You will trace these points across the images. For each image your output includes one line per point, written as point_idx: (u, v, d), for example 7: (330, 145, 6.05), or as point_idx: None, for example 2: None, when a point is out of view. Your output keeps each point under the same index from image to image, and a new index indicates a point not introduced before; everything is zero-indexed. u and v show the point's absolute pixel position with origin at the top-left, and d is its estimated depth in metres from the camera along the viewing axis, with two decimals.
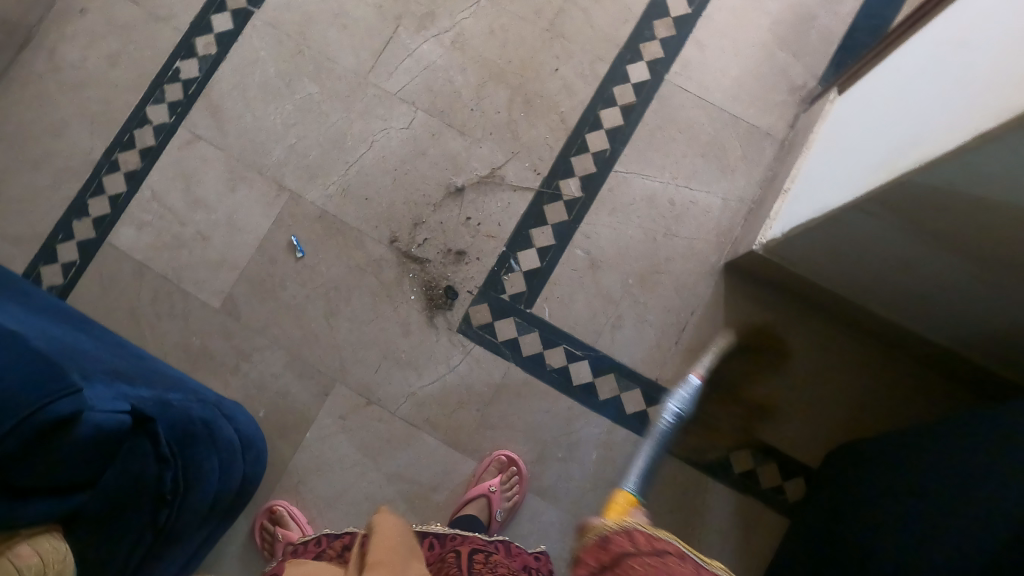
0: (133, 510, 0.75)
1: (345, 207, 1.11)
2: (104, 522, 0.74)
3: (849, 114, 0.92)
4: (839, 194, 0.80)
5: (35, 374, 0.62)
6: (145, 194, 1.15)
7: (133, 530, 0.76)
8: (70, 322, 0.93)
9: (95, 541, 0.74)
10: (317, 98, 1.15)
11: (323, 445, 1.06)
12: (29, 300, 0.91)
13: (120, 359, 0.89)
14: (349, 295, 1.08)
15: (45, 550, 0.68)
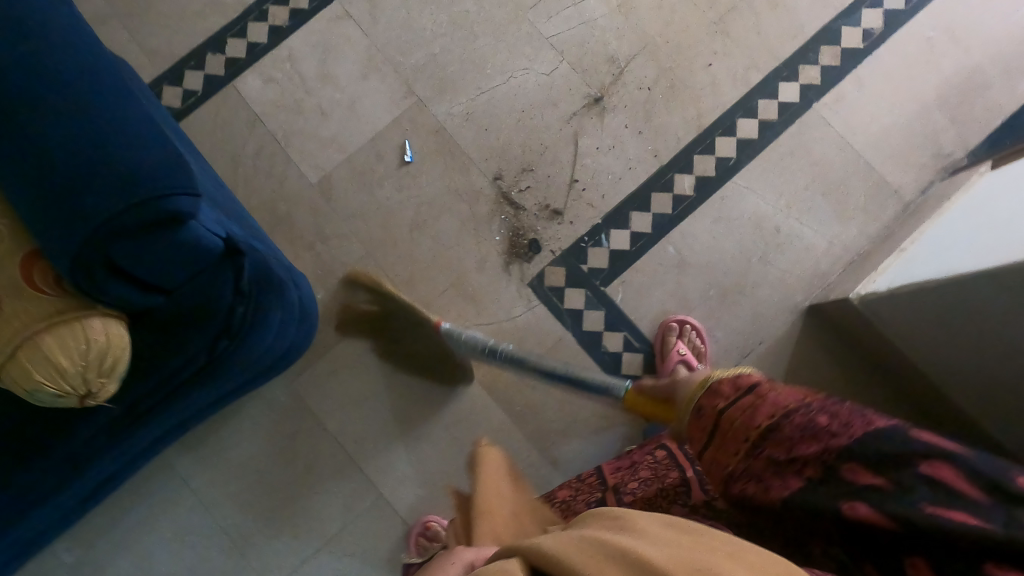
0: (198, 332, 0.75)
1: (463, 129, 1.10)
2: (169, 333, 0.73)
3: (1000, 188, 0.88)
4: (976, 261, 0.78)
5: (160, 158, 0.60)
6: (282, 53, 1.12)
7: (191, 352, 0.75)
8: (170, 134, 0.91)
9: (155, 348, 0.73)
10: (473, 12, 1.11)
11: (367, 344, 1.08)
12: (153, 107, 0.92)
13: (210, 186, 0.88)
14: (439, 214, 1.09)
15: (114, 333, 0.66)
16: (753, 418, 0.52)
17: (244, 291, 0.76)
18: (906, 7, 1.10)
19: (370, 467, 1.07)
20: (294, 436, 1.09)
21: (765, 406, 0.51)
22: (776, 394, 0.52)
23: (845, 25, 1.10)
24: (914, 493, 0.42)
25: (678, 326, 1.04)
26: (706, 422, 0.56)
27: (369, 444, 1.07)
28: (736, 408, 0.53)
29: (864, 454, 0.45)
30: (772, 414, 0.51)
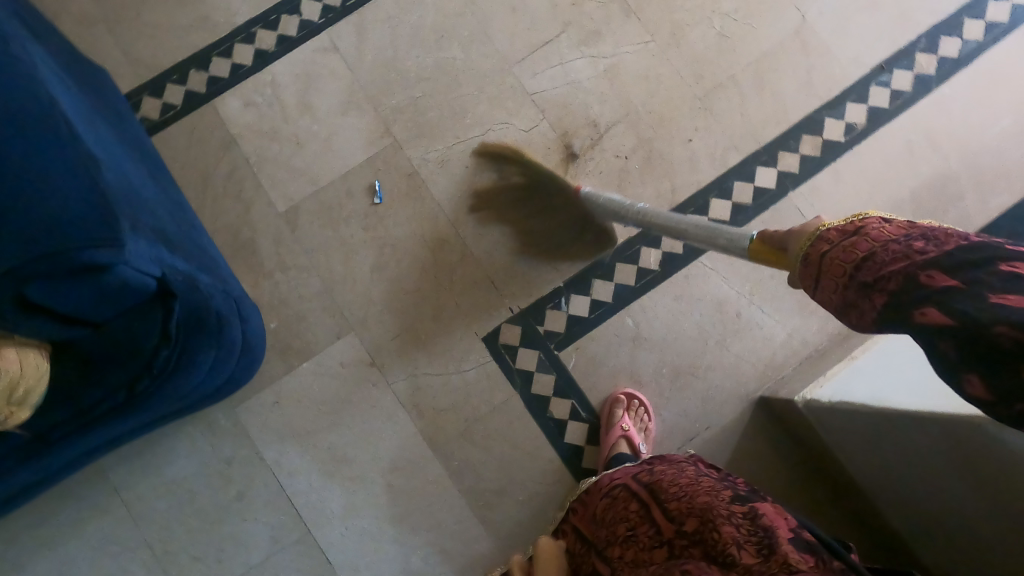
0: (118, 368, 0.76)
1: (436, 177, 1.09)
2: (91, 367, 0.75)
3: None
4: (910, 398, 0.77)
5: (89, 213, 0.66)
6: (264, 78, 1.12)
7: (110, 387, 0.76)
8: (147, 166, 0.97)
9: (75, 380, 0.75)
10: (458, 60, 1.11)
11: (314, 380, 1.07)
12: (123, 133, 0.97)
13: (175, 220, 0.92)
14: (401, 258, 1.08)
15: (27, 365, 0.69)
16: (845, 253, 0.53)
17: (173, 335, 0.77)
18: (889, 107, 1.09)
19: (302, 505, 1.06)
20: (230, 464, 1.08)
21: (871, 257, 0.50)
22: (874, 225, 0.53)
23: (830, 116, 1.09)
24: (984, 284, 0.42)
25: (626, 400, 1.03)
26: (812, 266, 0.57)
27: (304, 481, 1.06)
28: (845, 245, 0.53)
29: (965, 303, 0.42)
30: (864, 246, 0.51)
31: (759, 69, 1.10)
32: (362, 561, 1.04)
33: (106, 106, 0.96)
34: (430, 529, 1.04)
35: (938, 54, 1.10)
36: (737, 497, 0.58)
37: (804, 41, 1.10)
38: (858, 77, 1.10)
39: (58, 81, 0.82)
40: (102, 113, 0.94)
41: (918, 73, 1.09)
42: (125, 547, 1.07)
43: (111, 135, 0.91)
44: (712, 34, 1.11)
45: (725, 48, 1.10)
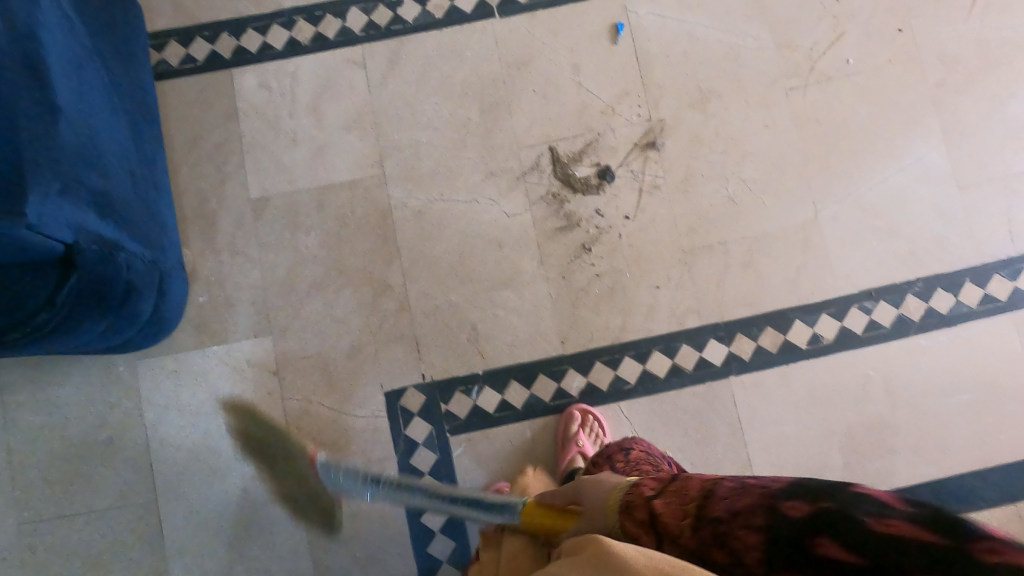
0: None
1: (406, 225, 1.09)
2: None
3: None
4: None
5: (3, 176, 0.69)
6: (287, 67, 1.12)
7: None
8: (135, 116, 0.97)
9: None
10: (473, 124, 1.10)
11: (218, 365, 1.08)
12: (125, 70, 0.97)
13: (135, 178, 0.93)
14: (342, 286, 1.08)
15: None
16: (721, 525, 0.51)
17: (55, 302, 0.79)
18: (861, 333, 1.06)
19: (159, 474, 1.07)
20: (110, 410, 1.08)
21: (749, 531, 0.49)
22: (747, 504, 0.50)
23: (802, 318, 1.06)
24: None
25: (580, 417, 1.03)
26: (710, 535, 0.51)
27: (170, 454, 1.07)
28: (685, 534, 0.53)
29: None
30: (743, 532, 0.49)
31: (752, 248, 1.07)
32: (189, 548, 1.05)
33: (120, 46, 0.97)
34: (265, 546, 1.05)
35: (928, 303, 1.06)
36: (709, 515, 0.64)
37: (806, 237, 1.07)
38: (845, 293, 1.06)
39: (63, 20, 0.82)
40: (109, 50, 0.94)
41: (901, 313, 1.06)
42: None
43: (108, 79, 0.91)
44: (720, 197, 1.08)
45: (726, 215, 1.08)
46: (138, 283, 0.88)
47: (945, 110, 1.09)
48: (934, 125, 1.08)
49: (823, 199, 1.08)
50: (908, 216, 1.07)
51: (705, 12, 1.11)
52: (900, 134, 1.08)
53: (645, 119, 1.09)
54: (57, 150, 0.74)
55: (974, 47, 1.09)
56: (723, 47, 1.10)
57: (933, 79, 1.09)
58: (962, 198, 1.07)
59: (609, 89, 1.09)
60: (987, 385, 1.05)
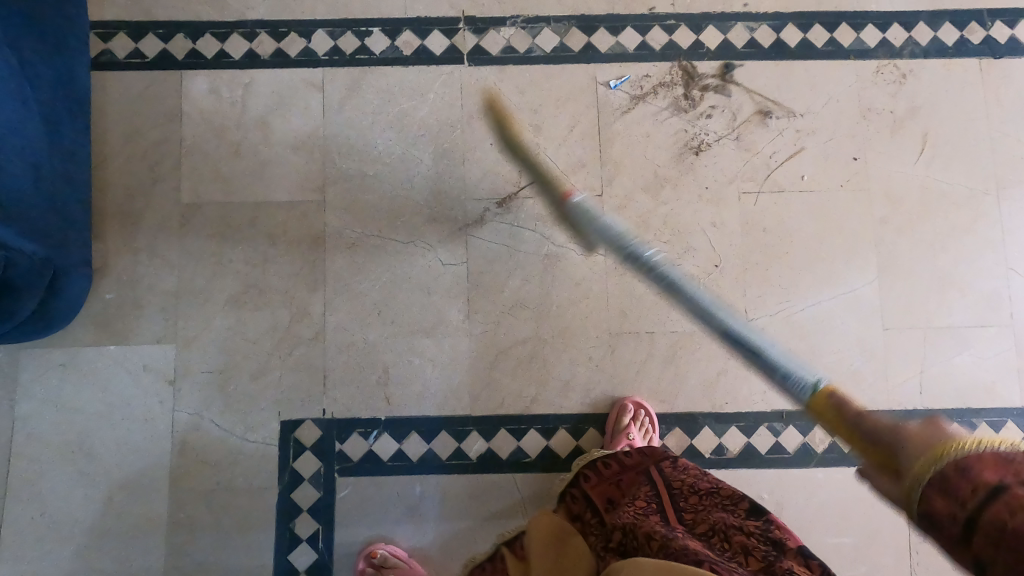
0: None
1: (336, 255, 1.06)
2: None
3: None
4: None
5: None
6: (243, 76, 1.10)
7: None
8: (58, 116, 0.97)
9: None
10: (422, 167, 1.08)
11: (114, 362, 1.04)
12: (52, 63, 0.97)
13: (41, 175, 0.92)
14: (257, 306, 1.05)
15: None
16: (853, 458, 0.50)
17: None
18: (766, 453, 1.06)
19: (16, 468, 1.01)
20: None
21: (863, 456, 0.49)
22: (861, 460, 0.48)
23: (712, 426, 1.06)
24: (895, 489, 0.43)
25: (632, 410, 1.03)
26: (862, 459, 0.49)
27: (36, 449, 1.02)
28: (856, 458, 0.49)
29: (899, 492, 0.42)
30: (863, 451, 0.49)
31: (675, 344, 1.06)
32: (41, 549, 1.00)
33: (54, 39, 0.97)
34: (120, 561, 1.00)
35: (833, 438, 1.07)
36: (751, 513, 0.73)
37: (734, 344, 1.07)
38: (757, 410, 1.07)
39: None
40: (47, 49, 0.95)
41: (806, 442, 1.07)
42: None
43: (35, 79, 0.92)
44: (655, 287, 1.07)
45: (658, 308, 1.07)
46: (21, 279, 0.86)
47: (883, 246, 1.11)
48: (871, 259, 1.11)
49: (756, 309, 1.08)
50: (832, 342, 1.08)
51: (669, 103, 1.09)
52: (839, 259, 1.10)
53: (595, 192, 1.08)
54: None
55: (919, 189, 1.13)
56: (682, 138, 1.09)
57: (878, 215, 1.12)
58: (882, 334, 1.09)
59: (565, 156, 1.08)
60: (880, 524, 1.04)
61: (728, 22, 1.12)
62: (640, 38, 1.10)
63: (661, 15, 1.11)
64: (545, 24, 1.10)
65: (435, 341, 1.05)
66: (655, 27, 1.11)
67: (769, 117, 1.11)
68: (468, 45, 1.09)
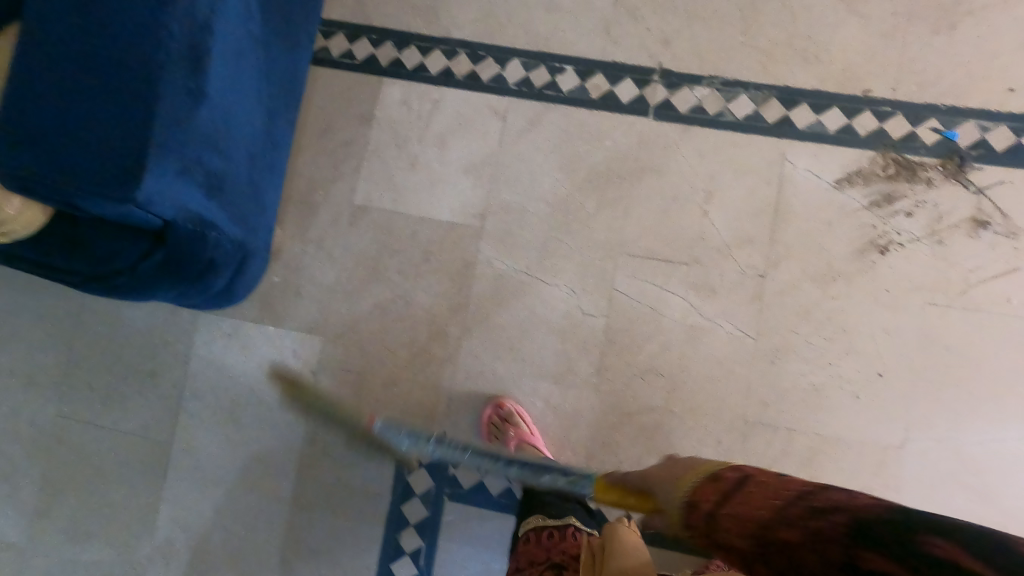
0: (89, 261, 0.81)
1: (484, 284, 1.08)
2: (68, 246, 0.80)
3: None
4: None
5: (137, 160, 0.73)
6: (434, 94, 1.13)
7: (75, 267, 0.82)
8: (275, 99, 1.01)
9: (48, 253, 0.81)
10: (584, 213, 1.07)
11: (268, 343, 1.12)
12: (286, 53, 1.01)
13: (247, 149, 0.95)
14: (402, 318, 1.10)
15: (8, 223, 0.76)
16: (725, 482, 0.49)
17: (139, 268, 0.82)
18: None
19: (174, 420, 1.12)
20: (164, 345, 1.14)
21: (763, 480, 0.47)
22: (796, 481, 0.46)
23: None
24: None
25: None
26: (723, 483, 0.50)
27: (197, 404, 1.12)
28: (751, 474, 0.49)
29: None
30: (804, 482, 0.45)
31: (817, 445, 0.99)
32: (182, 497, 1.10)
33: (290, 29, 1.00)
34: (245, 526, 1.09)
35: None
36: None
37: (882, 460, 0.98)
38: None
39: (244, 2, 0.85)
40: (281, 35, 0.98)
41: None
42: (48, 346, 1.16)
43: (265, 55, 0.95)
44: (804, 381, 1.00)
45: (806, 404, 1.00)
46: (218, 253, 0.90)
47: None
48: None
49: (916, 427, 0.98)
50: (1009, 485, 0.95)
51: (864, 194, 1.03)
52: None
53: (757, 272, 1.04)
54: (189, 135, 0.78)
55: None
56: (869, 234, 1.02)
57: None
58: None
59: (733, 229, 1.05)
60: None
61: (958, 117, 1.02)
62: (845, 120, 1.05)
63: (877, 99, 1.05)
64: (742, 90, 1.07)
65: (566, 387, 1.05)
66: (866, 110, 1.04)
67: (984, 228, 1.00)
68: (658, 97, 1.08)
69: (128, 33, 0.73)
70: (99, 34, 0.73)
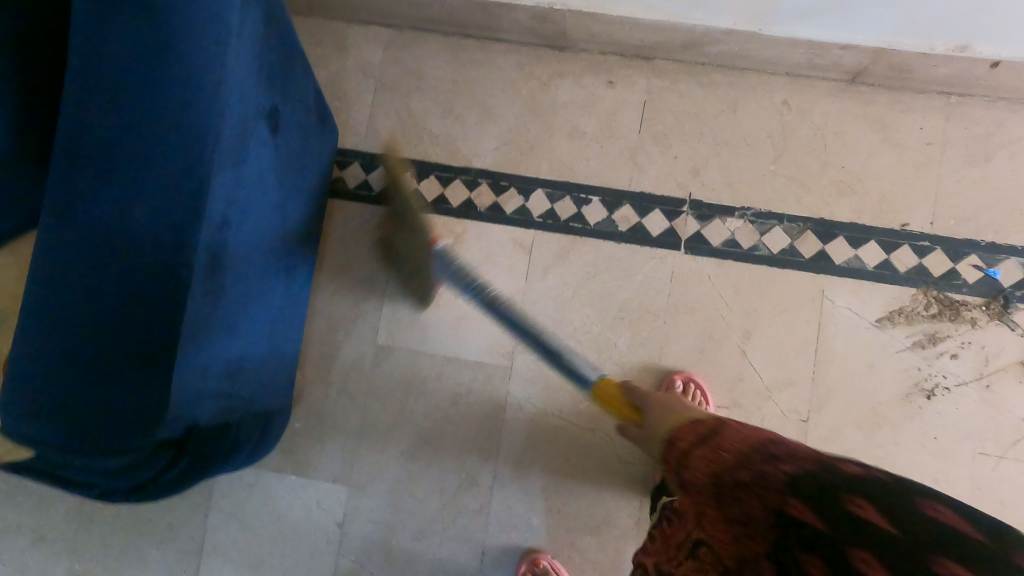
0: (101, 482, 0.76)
1: (517, 428, 1.05)
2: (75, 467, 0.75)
3: None
4: None
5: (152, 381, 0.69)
6: (457, 227, 1.10)
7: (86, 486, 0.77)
8: (292, 255, 0.98)
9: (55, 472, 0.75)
10: (617, 352, 1.04)
11: (290, 492, 1.08)
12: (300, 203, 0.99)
13: (263, 316, 0.91)
14: (430, 463, 1.06)
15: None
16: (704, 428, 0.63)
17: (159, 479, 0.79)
18: None
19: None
20: (181, 497, 1.09)
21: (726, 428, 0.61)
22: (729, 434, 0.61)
23: None
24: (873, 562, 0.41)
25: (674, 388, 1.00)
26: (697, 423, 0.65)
27: (216, 560, 1.07)
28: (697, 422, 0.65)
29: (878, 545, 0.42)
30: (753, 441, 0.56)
31: None
32: None
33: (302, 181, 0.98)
34: None
35: None
36: None
37: None
38: None
39: (255, 180, 0.84)
40: (294, 192, 0.96)
41: None
42: (49, 503, 1.09)
43: (278, 219, 0.93)
44: None
45: None
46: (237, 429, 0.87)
47: None
48: None
49: None
50: None
51: (908, 334, 1.04)
52: None
53: (800, 415, 1.02)
54: (205, 336, 0.76)
55: None
56: (914, 376, 1.02)
57: None
58: None
59: (773, 370, 1.03)
60: None
61: (998, 254, 1.04)
62: (884, 255, 1.06)
63: (915, 233, 1.06)
64: (776, 223, 1.06)
65: (605, 539, 1.01)
66: (905, 245, 1.06)
67: None
68: (691, 229, 1.06)
69: (150, 249, 0.68)
70: (115, 259, 0.67)
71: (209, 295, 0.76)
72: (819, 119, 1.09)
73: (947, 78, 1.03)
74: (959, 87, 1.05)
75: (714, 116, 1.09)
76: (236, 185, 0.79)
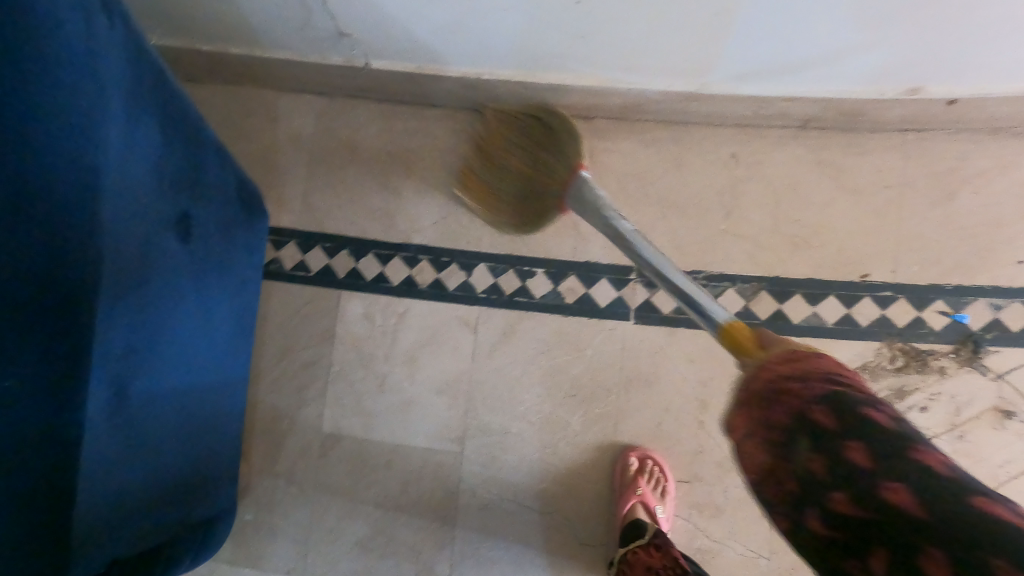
0: None
1: (471, 514, 1.00)
2: None
3: None
4: None
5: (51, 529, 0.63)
6: (399, 306, 1.06)
7: None
8: (223, 351, 0.91)
9: None
10: (570, 431, 1.00)
11: None
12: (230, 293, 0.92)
13: (192, 433, 0.85)
14: (383, 555, 1.01)
15: None
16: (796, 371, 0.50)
17: None
18: None
19: None
20: None
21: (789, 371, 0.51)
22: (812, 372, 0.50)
23: None
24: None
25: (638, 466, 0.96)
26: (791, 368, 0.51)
27: None
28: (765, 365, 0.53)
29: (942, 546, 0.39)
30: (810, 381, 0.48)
31: None
32: None
33: (230, 269, 0.90)
34: None
35: None
36: None
37: None
38: None
39: (172, 290, 0.77)
40: (223, 283, 0.89)
41: None
42: None
43: (203, 327, 0.85)
44: None
45: None
46: (164, 551, 0.82)
47: None
48: None
49: None
50: None
51: (873, 391, 0.98)
52: None
53: None
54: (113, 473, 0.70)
55: None
56: None
57: None
58: None
59: None
60: None
61: (965, 296, 0.98)
62: (843, 309, 1.00)
63: (875, 284, 1.00)
64: (729, 284, 1.02)
65: None
66: (866, 296, 1.00)
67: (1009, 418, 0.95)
68: (640, 297, 1.02)
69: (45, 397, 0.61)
70: None
71: (118, 428, 0.70)
72: (772, 169, 1.03)
73: (906, 117, 0.97)
74: (919, 124, 0.99)
75: (659, 176, 1.04)
76: (144, 305, 0.71)
